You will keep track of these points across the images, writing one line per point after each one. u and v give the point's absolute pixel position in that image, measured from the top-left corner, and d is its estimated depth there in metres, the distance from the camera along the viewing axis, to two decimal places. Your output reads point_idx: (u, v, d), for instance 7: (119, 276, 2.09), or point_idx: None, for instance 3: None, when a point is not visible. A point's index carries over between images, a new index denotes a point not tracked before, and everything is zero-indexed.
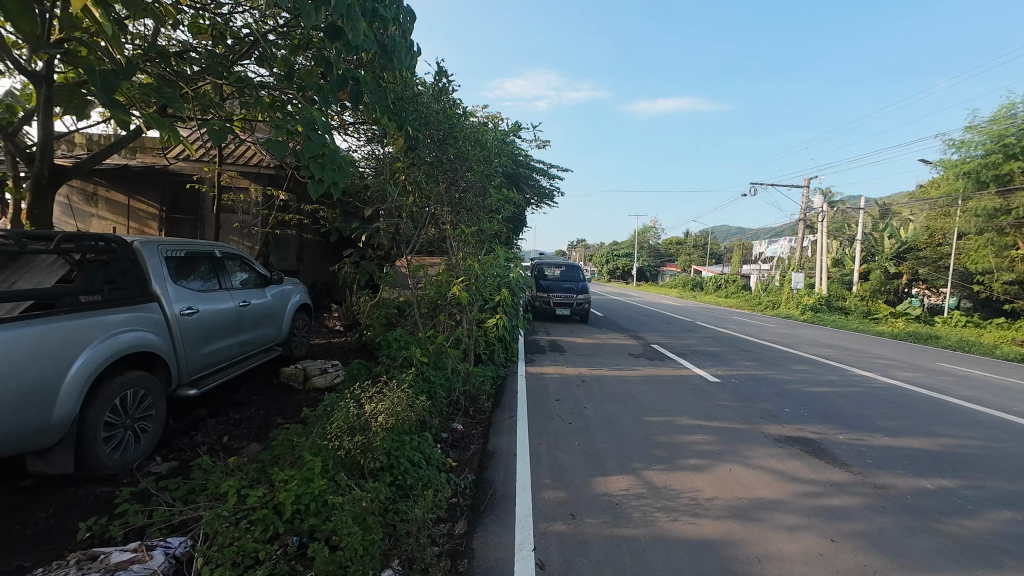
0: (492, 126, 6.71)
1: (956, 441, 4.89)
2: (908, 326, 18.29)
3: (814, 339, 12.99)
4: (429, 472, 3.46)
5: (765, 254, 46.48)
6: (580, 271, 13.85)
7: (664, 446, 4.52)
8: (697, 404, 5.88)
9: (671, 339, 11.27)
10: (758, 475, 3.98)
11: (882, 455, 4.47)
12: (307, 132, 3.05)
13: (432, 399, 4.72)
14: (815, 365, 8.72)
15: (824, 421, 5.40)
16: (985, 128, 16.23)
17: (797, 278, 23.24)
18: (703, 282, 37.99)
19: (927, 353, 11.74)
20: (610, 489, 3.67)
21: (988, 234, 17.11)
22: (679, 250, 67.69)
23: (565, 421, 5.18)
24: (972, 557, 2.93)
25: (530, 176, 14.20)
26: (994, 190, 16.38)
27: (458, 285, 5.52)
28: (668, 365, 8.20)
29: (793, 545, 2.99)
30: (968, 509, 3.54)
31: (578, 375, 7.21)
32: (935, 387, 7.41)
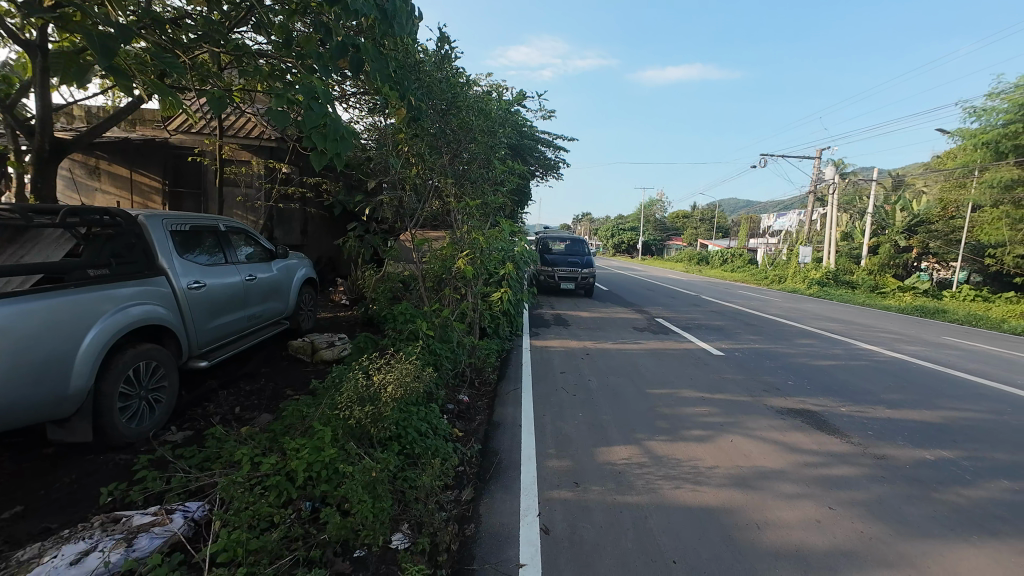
0: (496, 95, 6.55)
1: (959, 414, 4.92)
2: (915, 300, 18.20)
3: (819, 313, 12.97)
4: (436, 442, 3.53)
5: (772, 228, 45.98)
6: (585, 245, 13.74)
7: (667, 418, 4.59)
8: (700, 378, 5.92)
9: (676, 313, 11.27)
10: (759, 446, 4.04)
11: (883, 427, 4.51)
12: (308, 102, 2.97)
13: (439, 371, 4.79)
14: (820, 339, 8.73)
15: (826, 394, 5.45)
16: (1008, 96, 15.65)
17: (804, 252, 23.01)
18: (709, 256, 37.76)
19: (933, 327, 11.74)
20: (612, 459, 3.74)
21: (1003, 206, 16.77)
22: (685, 224, 66.93)
23: (569, 394, 5.25)
24: (968, 524, 2.99)
25: (535, 147, 13.90)
26: (1012, 161, 15.91)
27: (462, 259, 5.48)
28: (673, 338, 8.23)
29: (791, 513, 3.06)
30: (966, 478, 3.58)
31: (583, 349, 7.25)
32: (939, 361, 7.42)
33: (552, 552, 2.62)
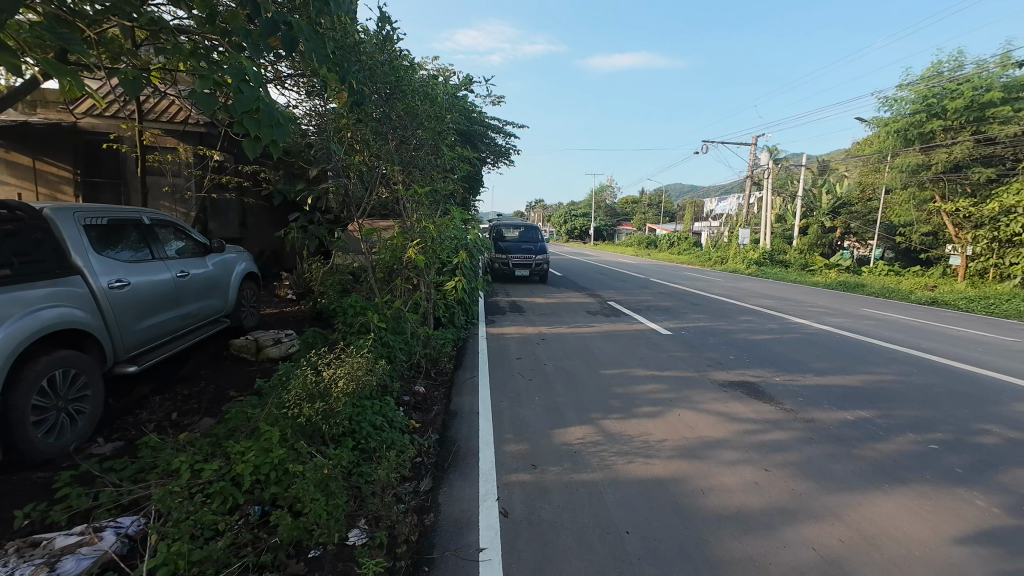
0: (442, 79, 6.39)
1: (875, 377, 5.46)
2: (839, 276, 19.84)
3: (757, 291, 13.88)
4: (393, 434, 3.48)
5: (714, 211, 48.40)
6: (539, 231, 13.84)
7: (620, 397, 4.77)
8: (650, 357, 6.19)
9: (627, 295, 11.69)
10: (704, 418, 4.29)
11: (812, 393, 4.93)
12: (238, 84, 2.75)
13: (392, 363, 4.70)
14: (757, 315, 9.37)
15: (763, 366, 5.86)
16: (914, 87, 17.24)
17: (743, 234, 24.42)
18: (658, 240, 39.22)
19: (853, 300, 12.90)
20: (568, 439, 3.85)
21: (911, 188, 18.53)
22: (635, 209, 68.99)
23: (525, 379, 5.33)
24: (881, 475, 3.34)
25: (485, 133, 13.77)
26: (918, 147, 17.54)
27: (413, 248, 5.35)
28: (624, 320, 8.53)
29: (732, 478, 3.29)
30: (881, 434, 3.99)
31: (538, 334, 7.36)
32: (858, 330, 8.17)
33: (511, 535, 2.68)
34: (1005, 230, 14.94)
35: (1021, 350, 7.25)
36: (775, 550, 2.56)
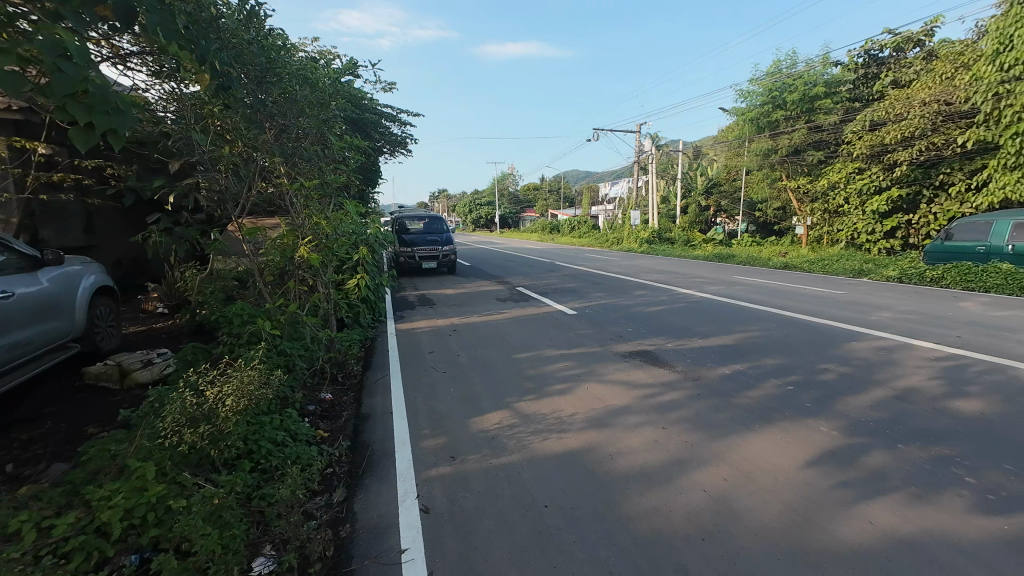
0: (323, 63, 5.93)
1: (745, 335, 6.31)
2: (714, 249, 22.46)
3: (649, 267, 15.23)
4: (297, 448, 3.23)
5: (608, 196, 51.87)
6: (443, 222, 13.62)
7: (533, 378, 4.94)
8: (558, 337, 6.48)
9: (535, 280, 12.08)
10: (609, 388, 4.62)
11: (697, 354, 5.56)
12: (54, 62, 2.29)
13: (292, 372, 4.34)
14: (650, 288, 10.28)
15: (657, 334, 6.46)
16: (761, 82, 20.01)
17: (634, 216, 26.48)
18: (560, 225, 40.98)
19: (726, 269, 14.71)
20: (485, 426, 3.90)
21: (765, 169, 21.54)
22: (537, 195, 71.19)
23: (439, 372, 5.27)
24: (752, 417, 3.89)
25: (379, 121, 13.14)
26: (767, 134, 20.37)
27: (305, 247, 4.93)
28: (533, 304, 8.82)
29: (636, 439, 3.60)
30: (751, 382, 4.65)
31: (450, 326, 7.30)
32: (731, 295, 9.37)
33: (434, 529, 2.66)
34: (833, 202, 18.10)
35: (847, 300, 8.89)
36: (673, 498, 2.85)
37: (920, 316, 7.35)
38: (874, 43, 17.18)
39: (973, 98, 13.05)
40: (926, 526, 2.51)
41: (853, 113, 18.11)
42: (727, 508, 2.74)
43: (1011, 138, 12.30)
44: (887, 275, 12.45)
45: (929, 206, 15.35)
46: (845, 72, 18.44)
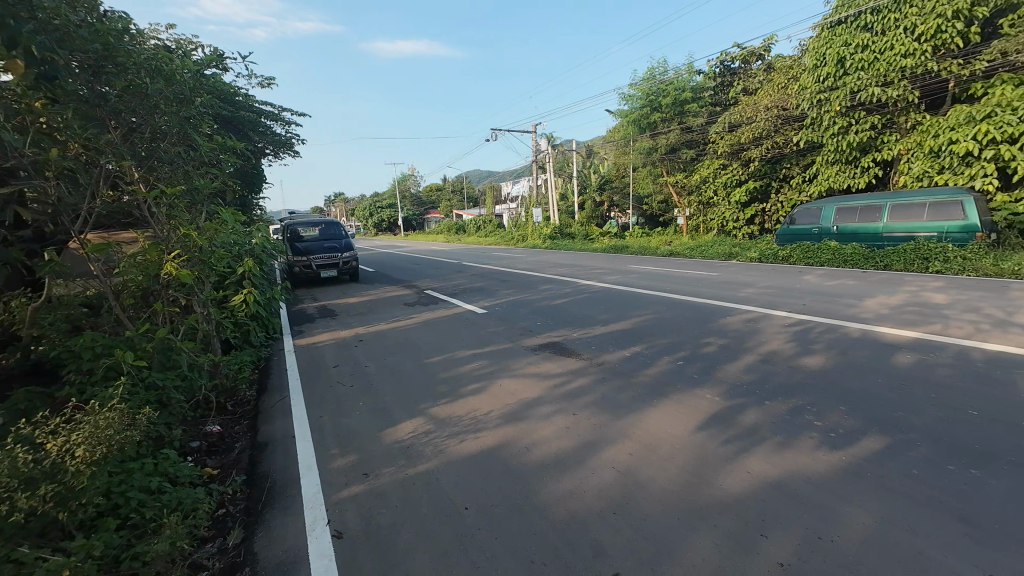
0: (181, 52, 5.22)
1: (640, 319, 6.87)
2: (610, 241, 24.11)
3: (553, 261, 15.87)
4: (178, 493, 2.83)
5: (511, 194, 53.09)
6: (341, 227, 12.85)
7: (446, 381, 4.88)
8: (470, 337, 6.48)
9: (443, 281, 11.94)
10: (522, 382, 4.73)
11: (600, 340, 5.93)
12: None
13: (166, 407, 3.79)
14: (555, 282, 10.73)
15: (564, 325, 6.77)
16: (639, 87, 21.93)
17: (537, 213, 27.42)
18: (465, 225, 40.98)
19: (621, 260, 15.89)
20: (399, 436, 3.76)
21: (648, 166, 23.62)
22: (440, 196, 70.38)
23: (346, 386, 4.96)
24: (650, 393, 4.26)
25: (258, 120, 11.96)
26: (647, 134, 22.33)
27: (172, 262, 4.31)
28: (442, 306, 8.71)
29: (549, 428, 3.73)
30: (648, 361, 5.08)
31: (355, 336, 6.93)
32: (626, 283, 10.14)
33: (348, 554, 2.49)
34: (705, 195, 20.47)
35: (720, 280, 10.13)
36: (586, 479, 3.01)
37: (776, 290, 8.63)
38: (727, 55, 19.74)
39: (802, 105, 15.62)
40: (789, 467, 2.96)
41: (715, 116, 20.60)
42: (634, 481, 2.96)
43: (830, 138, 14.96)
44: (751, 257, 14.42)
45: (777, 196, 18.08)
46: (706, 80, 20.94)
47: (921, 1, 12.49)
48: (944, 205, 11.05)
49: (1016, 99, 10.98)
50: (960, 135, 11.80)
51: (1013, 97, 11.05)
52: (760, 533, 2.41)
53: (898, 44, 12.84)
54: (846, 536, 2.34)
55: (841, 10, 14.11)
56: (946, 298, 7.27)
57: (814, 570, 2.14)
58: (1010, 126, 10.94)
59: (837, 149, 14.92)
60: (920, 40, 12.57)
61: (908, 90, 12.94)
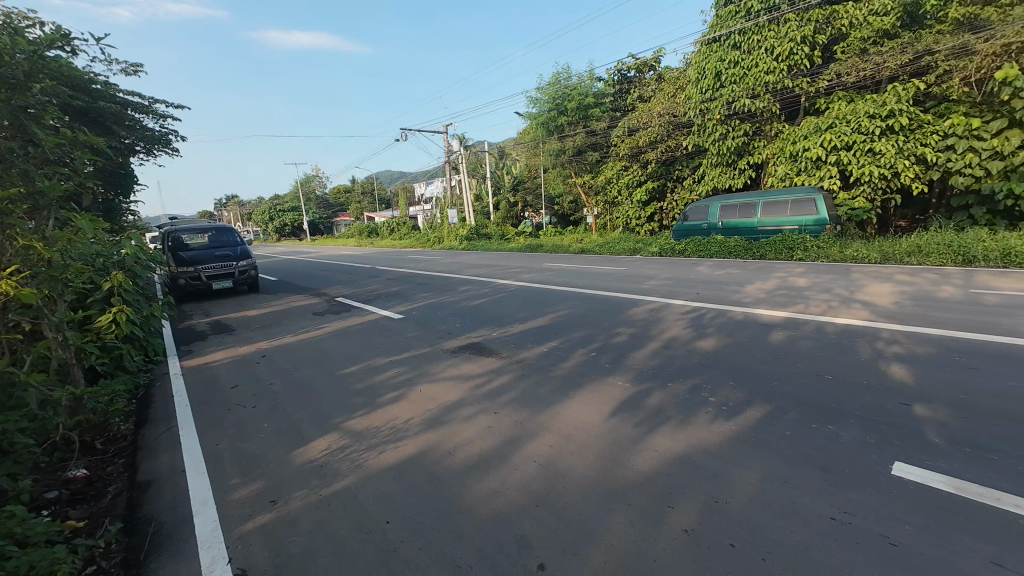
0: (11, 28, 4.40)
1: (556, 315, 7.13)
2: (526, 240, 24.69)
3: (471, 262, 15.85)
4: (28, 556, 2.35)
5: (424, 196, 52.09)
6: (234, 233, 11.66)
7: (362, 392, 4.65)
8: (387, 343, 6.24)
9: (356, 287, 11.36)
10: (442, 386, 4.66)
11: (519, 338, 6.05)
12: None
13: (9, 455, 3.13)
14: (473, 283, 10.74)
15: (483, 326, 6.79)
16: (545, 91, 22.75)
17: (452, 214, 27.21)
18: (378, 228, 39.42)
19: (537, 258, 16.35)
20: (311, 455, 3.51)
21: (558, 168, 24.58)
22: (349, 198, 66.85)
23: (247, 407, 4.50)
24: (567, 385, 4.43)
25: (123, 112, 10.41)
26: (555, 136, 23.21)
27: (8, 280, 3.58)
28: (356, 313, 8.29)
29: (471, 429, 3.73)
30: (564, 355, 5.29)
31: (257, 352, 6.32)
32: (542, 281, 10.47)
33: None
34: (610, 194, 21.81)
35: (627, 274, 10.86)
36: (510, 475, 3.05)
37: (674, 281, 9.47)
38: (623, 64, 21.25)
39: (688, 112, 17.28)
40: (690, 441, 3.26)
41: (615, 121, 22.04)
42: (554, 471, 3.06)
43: (712, 142, 16.73)
44: (652, 252, 15.64)
45: (672, 195, 19.85)
46: (607, 87, 22.32)
47: (777, 27, 14.49)
48: (802, 202, 12.94)
49: (848, 113, 13.21)
50: (811, 142, 13.89)
51: (847, 111, 13.26)
52: (668, 505, 2.62)
53: (762, 62, 14.74)
54: (737, 496, 2.64)
55: (716, 29, 15.87)
56: (807, 281, 8.53)
57: (713, 532, 2.38)
58: (845, 135, 13.14)
59: (718, 153, 16.73)
60: (778, 60, 14.56)
61: (771, 102, 14.93)
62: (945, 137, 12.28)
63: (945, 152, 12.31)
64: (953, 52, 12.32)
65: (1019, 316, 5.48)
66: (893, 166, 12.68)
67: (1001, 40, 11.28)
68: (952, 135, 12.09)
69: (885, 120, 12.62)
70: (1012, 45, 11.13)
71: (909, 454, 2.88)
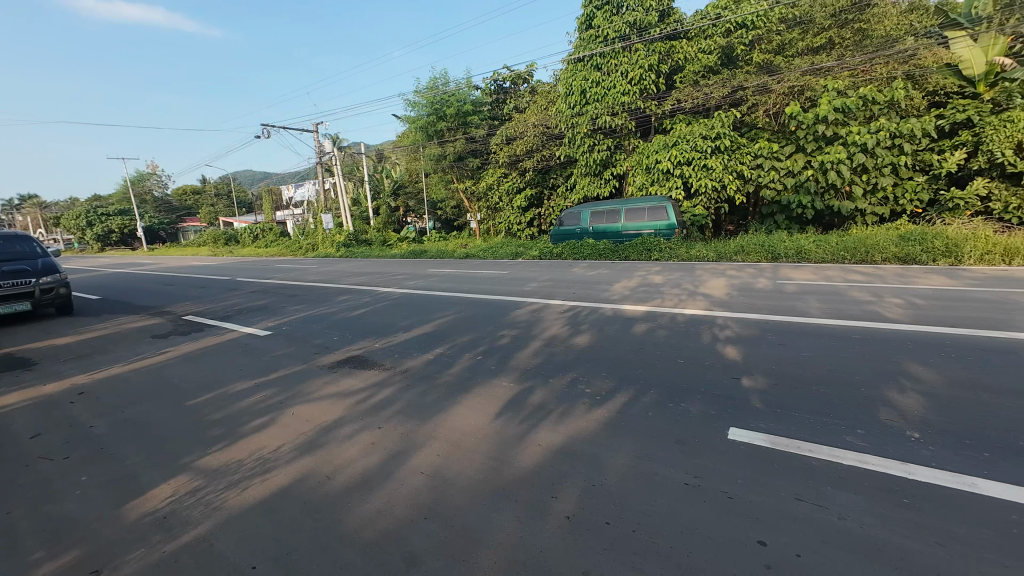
0: None
1: (442, 321, 7.05)
2: (409, 246, 24.06)
3: (350, 270, 14.90)
4: None
5: (294, 199, 47.64)
6: (32, 243, 9.29)
7: (219, 422, 4.05)
8: (251, 364, 5.53)
9: (211, 303, 9.88)
10: (319, 406, 4.29)
11: (403, 347, 5.85)
12: None
13: None
14: (353, 292, 10.12)
15: (364, 337, 6.42)
16: (423, 95, 22.47)
17: (326, 219, 25.29)
18: (238, 234, 34.93)
19: (421, 264, 16.02)
20: (151, 506, 2.94)
21: (439, 173, 24.43)
22: (199, 200, 58.05)
23: (56, 459, 3.60)
24: (454, 392, 4.40)
25: None
26: (435, 141, 23.04)
27: None
28: (210, 333, 7.21)
29: (353, 449, 3.49)
30: (450, 360, 5.26)
31: (71, 388, 5.11)
32: (427, 287, 10.29)
33: None
34: (492, 200, 22.35)
35: (510, 277, 11.22)
36: (396, 491, 2.92)
37: (553, 282, 10.05)
38: (499, 75, 22.03)
39: (559, 125, 18.55)
40: (570, 432, 3.47)
41: (494, 129, 22.67)
42: (442, 480, 3.01)
43: (581, 154, 18.17)
44: (533, 255, 16.41)
45: (548, 202, 21.11)
46: (484, 96, 22.85)
47: (630, 54, 16.36)
48: (656, 209, 14.76)
49: (687, 134, 15.46)
50: (661, 156, 15.92)
51: (686, 132, 15.48)
52: (551, 495, 2.75)
53: (619, 84, 16.48)
54: (612, 477, 2.88)
55: (580, 50, 17.30)
56: (662, 278, 9.74)
57: (591, 514, 2.57)
58: (685, 152, 15.33)
59: (587, 164, 18.23)
60: (631, 83, 16.43)
61: (627, 120, 16.78)
62: (755, 157, 15.07)
63: (756, 169, 15.11)
64: (757, 90, 15.23)
65: (809, 301, 6.97)
66: (722, 180, 15.10)
67: (788, 82, 14.56)
68: (760, 157, 14.90)
69: (714, 141, 15.05)
70: (796, 86, 14.56)
71: (740, 420, 3.45)
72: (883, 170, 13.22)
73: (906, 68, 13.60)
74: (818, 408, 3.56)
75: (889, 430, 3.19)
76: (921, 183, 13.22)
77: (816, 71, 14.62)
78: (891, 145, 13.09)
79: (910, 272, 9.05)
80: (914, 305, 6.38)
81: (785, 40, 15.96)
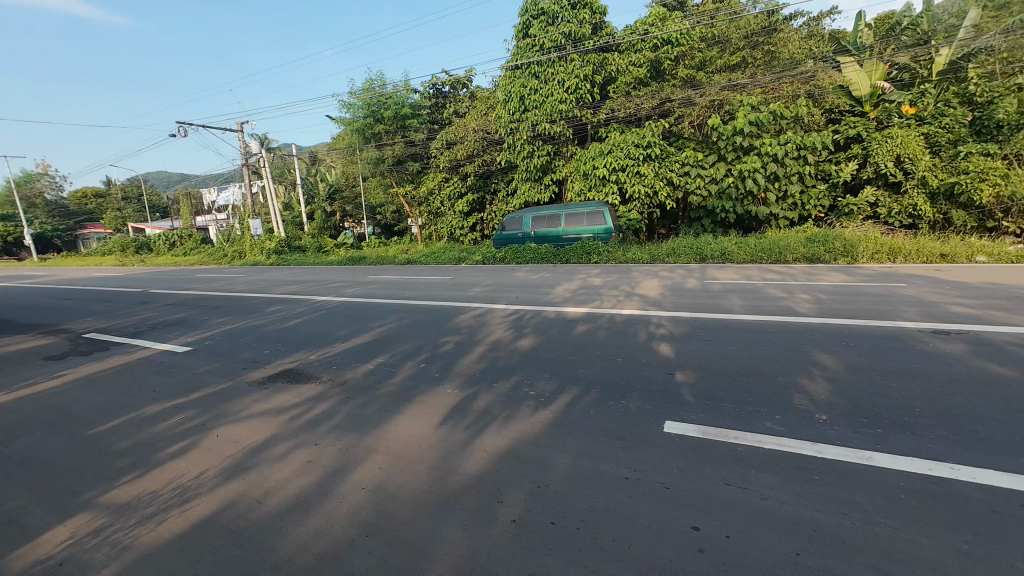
0: None
1: (383, 329, 6.83)
2: (346, 252, 23.11)
3: (282, 278, 14.03)
4: None
5: (217, 203, 44.18)
6: None
7: (128, 451, 3.64)
8: (167, 384, 5.04)
9: (117, 318, 8.88)
10: (247, 425, 3.99)
11: (341, 358, 5.60)
12: None
13: None
14: (285, 302, 9.54)
15: (298, 349, 6.07)
16: (359, 96, 21.75)
17: (254, 225, 23.68)
18: (151, 242, 31.78)
19: (360, 271, 15.43)
20: (43, 553, 2.58)
21: (377, 177, 23.72)
22: (102, 205, 52.12)
23: None
24: (396, 402, 4.27)
25: None
26: (372, 144, 22.36)
27: None
28: (117, 351, 6.47)
29: (286, 469, 3.27)
30: (392, 370, 5.10)
31: None
32: (366, 294, 9.93)
33: None
34: (433, 205, 22.02)
35: (453, 283, 11.11)
36: (334, 510, 2.78)
37: (496, 286, 10.08)
38: (438, 79, 21.85)
39: (499, 130, 18.69)
40: (515, 435, 3.50)
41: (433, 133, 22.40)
42: (385, 493, 2.91)
43: (522, 159, 18.43)
44: (476, 260, 16.38)
45: (490, 207, 21.17)
46: (423, 99, 22.54)
47: (566, 64, 16.92)
48: (594, 214, 15.30)
49: (621, 142, 16.20)
50: (598, 162, 16.53)
51: (620, 140, 16.21)
52: (497, 500, 2.75)
53: (556, 92, 16.94)
54: (556, 477, 2.93)
55: (518, 58, 17.61)
56: (601, 280, 10.09)
57: (536, 515, 2.60)
58: (620, 159, 16.03)
59: (527, 169, 18.51)
60: (568, 92, 16.97)
61: (565, 127, 17.28)
62: (682, 165, 16.07)
63: (684, 176, 16.11)
64: (683, 102, 16.35)
65: (732, 298, 7.53)
66: (654, 187, 15.94)
67: (709, 96, 15.76)
68: (686, 164, 15.91)
69: (645, 149, 15.86)
70: (716, 100, 15.76)
71: (674, 413, 3.65)
72: (791, 178, 14.61)
73: (806, 88, 15.09)
74: (741, 398, 3.85)
75: (800, 413, 3.53)
76: (822, 190, 14.68)
77: (733, 87, 15.95)
78: (797, 156, 14.51)
79: (816, 270, 10.05)
80: (819, 300, 7.09)
81: (706, 57, 17.28)
